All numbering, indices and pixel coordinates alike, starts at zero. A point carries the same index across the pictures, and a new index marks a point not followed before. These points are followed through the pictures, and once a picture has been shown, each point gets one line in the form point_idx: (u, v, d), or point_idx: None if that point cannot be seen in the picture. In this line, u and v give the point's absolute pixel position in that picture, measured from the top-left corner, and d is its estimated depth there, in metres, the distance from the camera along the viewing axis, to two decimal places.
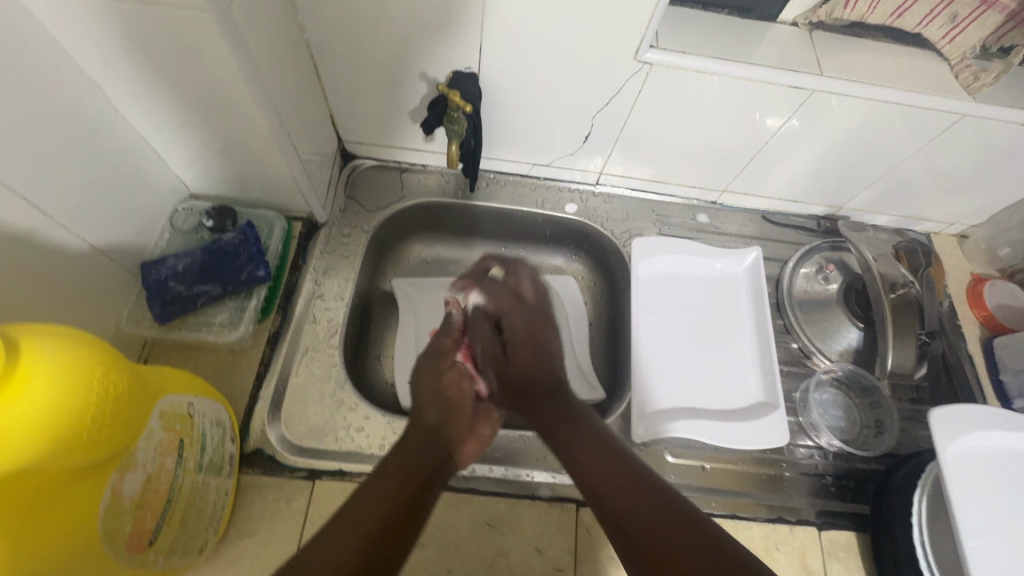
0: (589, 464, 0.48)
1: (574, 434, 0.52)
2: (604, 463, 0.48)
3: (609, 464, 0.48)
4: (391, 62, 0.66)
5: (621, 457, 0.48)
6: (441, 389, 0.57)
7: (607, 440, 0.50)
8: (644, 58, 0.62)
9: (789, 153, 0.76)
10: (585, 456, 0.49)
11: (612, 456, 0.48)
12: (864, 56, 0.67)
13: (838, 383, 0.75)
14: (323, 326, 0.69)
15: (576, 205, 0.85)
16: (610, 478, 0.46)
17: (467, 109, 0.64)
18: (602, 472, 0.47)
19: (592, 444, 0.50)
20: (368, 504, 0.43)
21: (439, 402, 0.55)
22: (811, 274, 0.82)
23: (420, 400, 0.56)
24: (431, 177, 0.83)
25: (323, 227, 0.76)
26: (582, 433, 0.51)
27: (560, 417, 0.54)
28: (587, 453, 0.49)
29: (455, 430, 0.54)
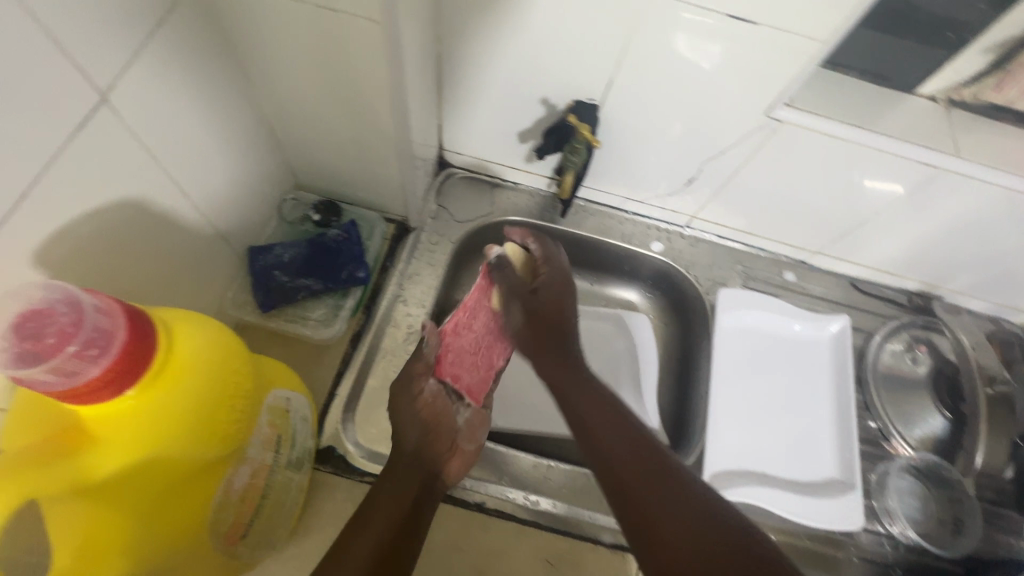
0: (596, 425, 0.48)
1: (598, 409, 0.49)
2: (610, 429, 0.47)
3: (641, 466, 0.44)
4: (515, 83, 0.65)
5: (628, 425, 0.47)
6: (416, 414, 0.53)
7: (625, 422, 0.48)
8: (776, 115, 0.60)
9: (898, 227, 0.73)
10: (612, 450, 0.46)
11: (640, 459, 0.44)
12: (1004, 141, 0.64)
13: (917, 472, 0.71)
14: (403, 331, 0.69)
15: (662, 244, 0.84)
16: (638, 483, 0.43)
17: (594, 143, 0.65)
18: (626, 468, 0.44)
19: (615, 437, 0.47)
20: (364, 543, 0.44)
21: (419, 424, 0.53)
22: (899, 351, 0.79)
23: (394, 423, 0.53)
24: (521, 196, 0.83)
25: (413, 232, 0.77)
26: (590, 402, 0.49)
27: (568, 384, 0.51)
28: (614, 444, 0.46)
29: (435, 453, 0.52)
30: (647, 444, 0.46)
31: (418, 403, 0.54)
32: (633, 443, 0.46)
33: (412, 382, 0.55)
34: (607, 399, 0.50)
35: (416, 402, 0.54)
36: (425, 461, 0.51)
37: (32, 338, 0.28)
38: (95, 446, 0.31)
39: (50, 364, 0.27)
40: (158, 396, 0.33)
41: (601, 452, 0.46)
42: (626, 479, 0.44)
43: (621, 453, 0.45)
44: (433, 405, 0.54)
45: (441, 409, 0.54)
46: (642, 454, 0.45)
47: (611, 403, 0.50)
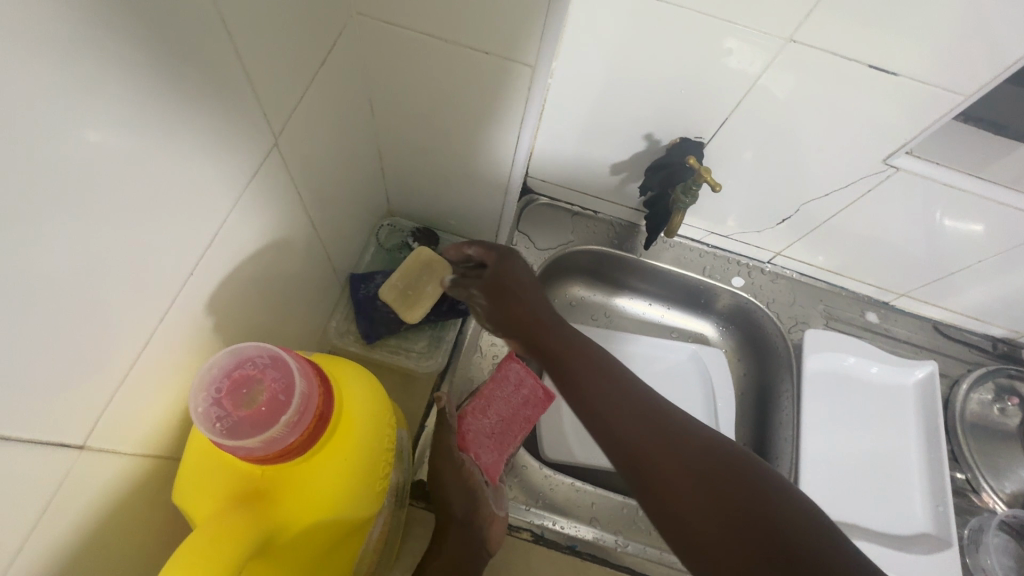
0: (601, 399, 0.42)
1: (581, 355, 0.46)
2: (619, 401, 0.42)
3: (633, 413, 0.41)
4: (620, 118, 0.65)
5: (639, 397, 0.42)
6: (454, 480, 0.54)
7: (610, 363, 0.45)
8: (893, 162, 0.60)
9: (995, 275, 0.72)
10: (601, 393, 0.42)
11: (629, 398, 0.41)
12: None
13: (1011, 529, 0.69)
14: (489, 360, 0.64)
15: (742, 280, 0.82)
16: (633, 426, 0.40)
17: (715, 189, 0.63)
18: (617, 411, 0.41)
19: (603, 381, 0.43)
20: None
21: (464, 491, 0.53)
22: (987, 401, 0.77)
23: (441, 486, 0.54)
24: (600, 225, 0.83)
25: None
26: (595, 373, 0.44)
27: (571, 359, 0.46)
28: (622, 414, 0.41)
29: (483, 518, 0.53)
30: (636, 391, 0.43)
31: (461, 472, 0.54)
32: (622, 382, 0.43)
33: (447, 453, 0.55)
34: (590, 346, 0.47)
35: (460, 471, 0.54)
36: (469, 526, 0.52)
37: (242, 406, 0.29)
38: (270, 505, 0.30)
39: (263, 435, 0.27)
40: (336, 461, 0.32)
41: (591, 397, 0.42)
42: (642, 457, 0.38)
43: (611, 397, 0.42)
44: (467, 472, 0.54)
45: (476, 482, 0.54)
46: (632, 391, 0.42)
47: (591, 348, 0.47)
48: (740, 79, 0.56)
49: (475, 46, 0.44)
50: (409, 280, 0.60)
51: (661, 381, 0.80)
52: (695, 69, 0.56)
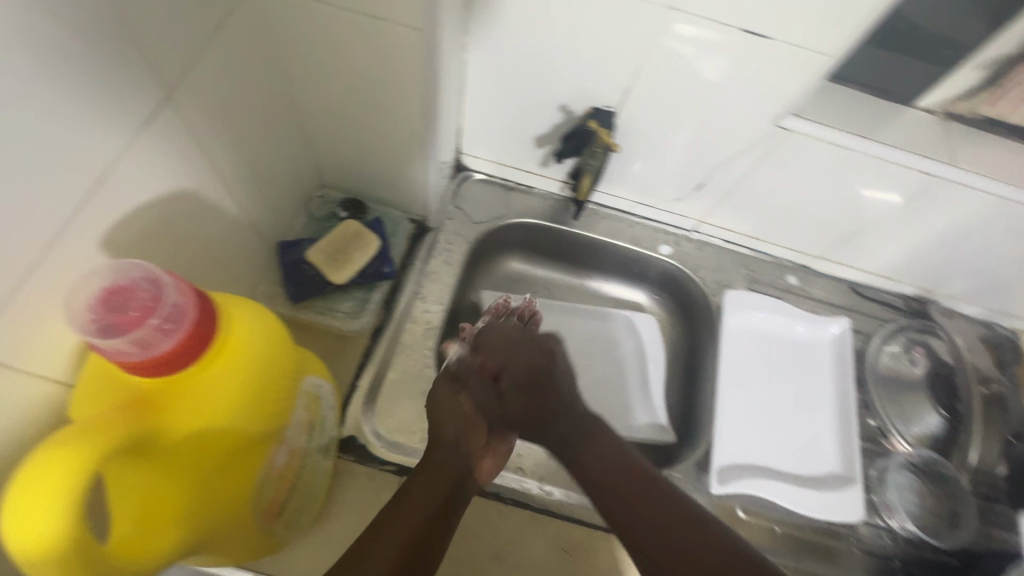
0: (597, 467, 0.53)
1: (593, 439, 0.55)
2: (611, 471, 0.52)
3: (623, 479, 0.51)
4: (533, 90, 0.69)
5: (627, 467, 0.52)
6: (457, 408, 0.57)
7: (621, 453, 0.53)
8: (783, 124, 0.64)
9: (896, 234, 0.77)
10: (612, 480, 0.51)
11: (631, 479, 0.51)
12: (998, 153, 0.67)
13: (915, 468, 0.74)
14: (421, 326, 0.73)
15: (670, 247, 0.87)
16: (635, 516, 0.48)
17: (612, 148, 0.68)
18: (614, 489, 0.51)
19: (605, 458, 0.53)
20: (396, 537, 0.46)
21: (459, 419, 0.57)
22: (898, 352, 0.82)
23: (437, 416, 0.57)
24: (534, 199, 0.87)
25: (430, 232, 0.80)
26: (593, 447, 0.54)
27: (572, 433, 0.56)
28: (611, 479, 0.51)
29: (474, 444, 0.57)
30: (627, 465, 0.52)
31: (461, 401, 0.58)
32: (630, 470, 0.52)
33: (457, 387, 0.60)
34: (597, 429, 0.56)
35: (458, 400, 0.58)
36: (467, 451, 0.55)
37: (115, 311, 0.31)
38: (149, 411, 0.34)
39: (133, 335, 0.30)
40: (214, 373, 0.36)
41: (602, 483, 0.52)
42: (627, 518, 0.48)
43: (617, 485, 0.51)
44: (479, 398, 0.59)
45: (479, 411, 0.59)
46: (637, 478, 0.51)
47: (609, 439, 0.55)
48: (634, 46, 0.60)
49: (366, 12, 0.47)
50: (338, 247, 0.63)
51: (595, 346, 0.84)
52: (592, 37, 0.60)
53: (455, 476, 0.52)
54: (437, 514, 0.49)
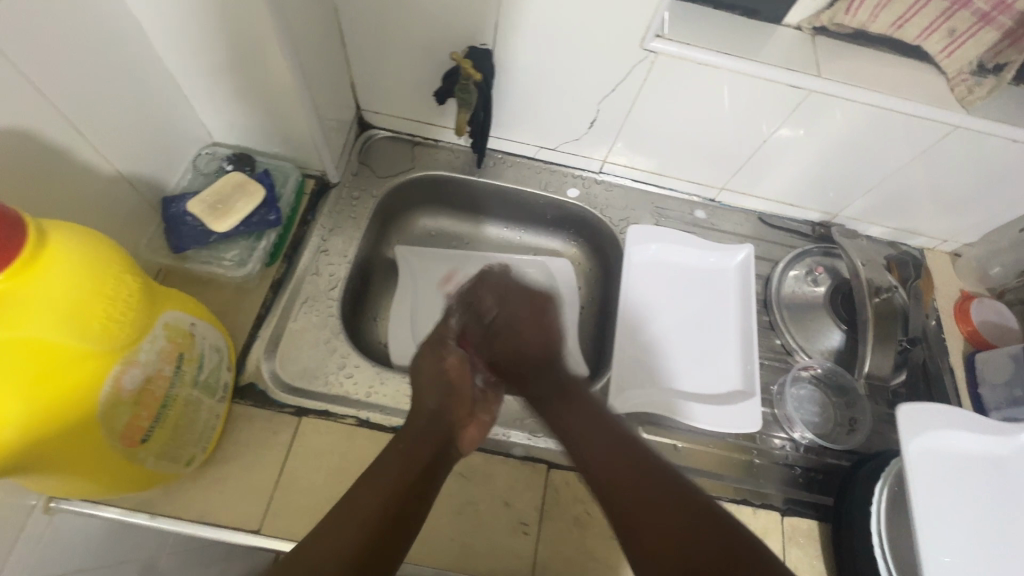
0: (578, 430, 0.54)
1: (579, 404, 0.57)
2: (597, 435, 0.52)
3: (604, 444, 0.51)
4: (409, 32, 0.70)
5: (610, 433, 0.52)
6: (441, 373, 0.64)
7: (607, 421, 0.54)
8: (649, 46, 0.65)
9: (785, 155, 0.79)
10: (603, 458, 0.50)
11: (607, 431, 0.52)
12: (865, 63, 0.69)
13: (818, 381, 0.76)
14: (324, 279, 0.75)
15: (577, 190, 0.88)
16: (618, 478, 0.47)
17: (477, 78, 0.70)
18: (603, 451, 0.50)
19: (589, 414, 0.55)
20: (359, 513, 0.46)
21: (442, 384, 0.63)
22: (800, 276, 0.85)
23: (421, 380, 0.63)
24: (442, 152, 0.88)
25: (333, 188, 0.81)
26: (581, 413, 0.56)
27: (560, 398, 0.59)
28: (597, 454, 0.51)
29: (455, 413, 0.61)
30: (614, 428, 0.53)
31: (444, 364, 0.65)
32: (620, 448, 0.50)
33: (441, 347, 0.67)
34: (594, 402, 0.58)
35: (442, 362, 0.65)
36: (450, 420, 0.60)
37: None
38: None
39: None
40: (27, 281, 0.37)
41: (587, 448, 0.52)
42: (609, 477, 0.48)
43: (603, 455, 0.50)
44: (461, 369, 0.65)
45: (462, 373, 0.65)
46: (627, 458, 0.48)
47: (588, 406, 0.56)
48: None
49: None
50: (221, 197, 0.64)
51: None
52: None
53: (431, 447, 0.55)
54: (410, 488, 0.50)
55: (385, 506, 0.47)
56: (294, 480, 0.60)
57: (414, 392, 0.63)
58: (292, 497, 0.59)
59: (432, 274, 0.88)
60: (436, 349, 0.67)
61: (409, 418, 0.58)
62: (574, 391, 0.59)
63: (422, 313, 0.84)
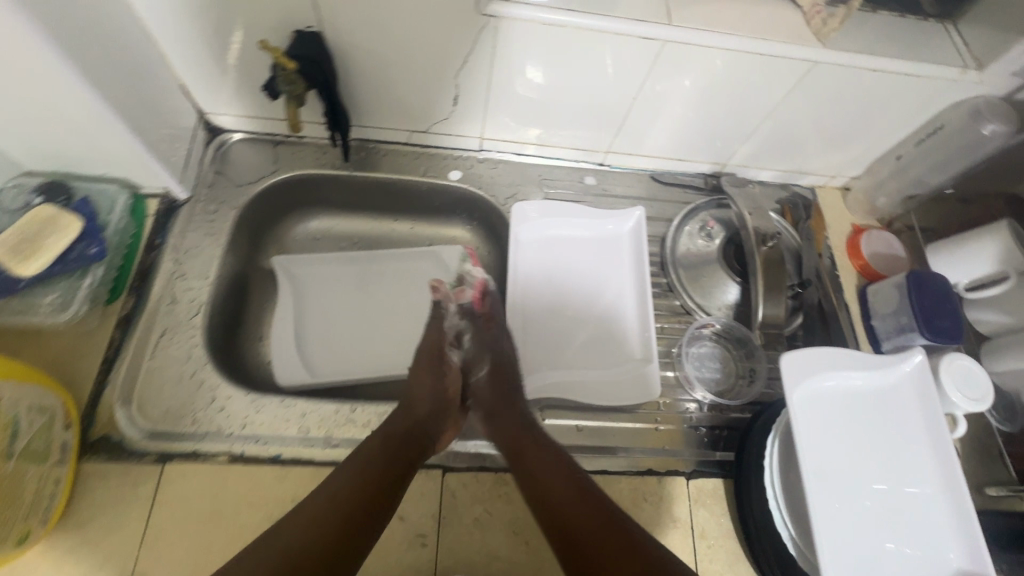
0: (528, 453, 0.58)
1: (511, 423, 0.61)
2: (543, 460, 0.57)
3: (553, 470, 0.56)
4: (225, 21, 0.62)
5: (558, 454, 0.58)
6: (440, 388, 0.64)
7: (551, 448, 0.58)
8: (486, 12, 0.60)
9: (661, 110, 0.76)
10: (549, 487, 0.54)
11: (538, 449, 0.58)
12: (721, 6, 0.66)
13: (717, 336, 0.76)
14: (183, 307, 0.68)
15: (460, 172, 0.83)
16: (563, 502, 0.53)
17: (292, 66, 0.62)
18: (547, 473, 0.56)
19: (520, 429, 0.60)
20: (303, 539, 0.48)
21: (438, 395, 0.63)
22: (694, 232, 0.84)
23: (415, 391, 0.63)
24: (307, 149, 0.81)
25: (185, 204, 0.74)
26: (515, 427, 0.61)
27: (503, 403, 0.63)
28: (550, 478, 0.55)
29: (444, 419, 0.62)
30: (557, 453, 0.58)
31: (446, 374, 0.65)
32: (567, 476, 0.55)
33: (443, 360, 0.66)
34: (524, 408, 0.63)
35: (444, 373, 0.65)
36: (436, 430, 0.61)
37: None
38: None
39: None
40: None
41: (536, 480, 0.55)
42: (556, 503, 0.53)
43: (551, 479, 0.55)
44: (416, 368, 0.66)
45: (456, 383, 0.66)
46: (575, 487, 0.54)
47: (536, 431, 0.60)
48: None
49: None
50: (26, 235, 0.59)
51: None
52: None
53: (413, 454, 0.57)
54: (372, 496, 0.52)
55: (326, 527, 0.49)
56: (162, 533, 0.55)
57: (403, 401, 0.62)
58: (158, 555, 0.54)
59: (317, 281, 0.83)
60: (435, 365, 0.65)
61: (392, 419, 0.59)
62: (535, 433, 0.60)
63: (308, 325, 0.79)
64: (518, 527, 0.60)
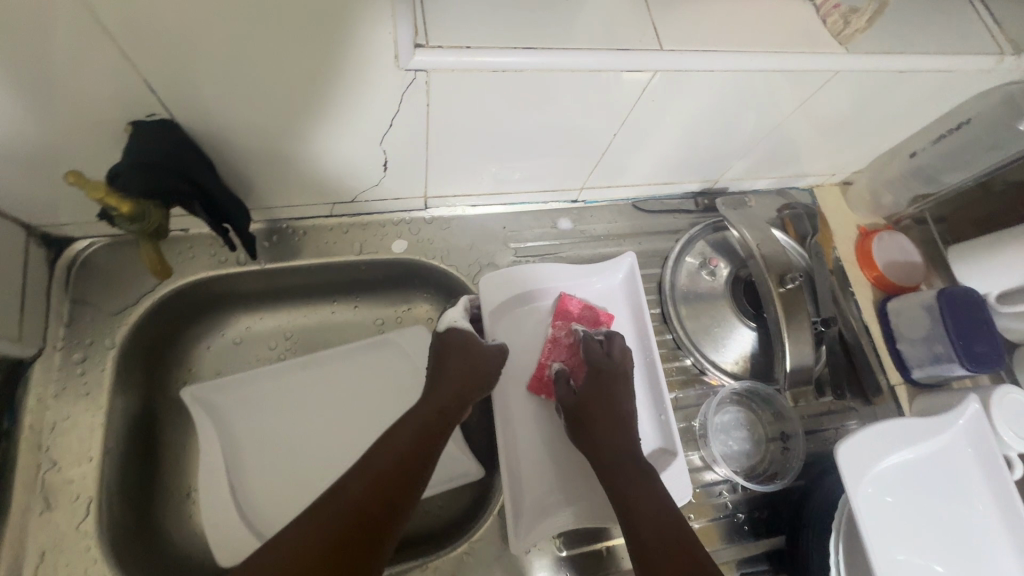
0: (625, 483, 0.53)
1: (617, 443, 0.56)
2: (642, 500, 0.51)
3: (654, 513, 0.50)
4: (20, 121, 0.41)
5: (660, 496, 0.52)
6: (477, 375, 0.57)
7: (672, 519, 0.50)
8: (412, 67, 0.43)
9: (644, 139, 0.61)
10: (647, 533, 0.49)
11: (644, 484, 0.53)
12: (715, 8, 0.51)
13: (739, 398, 0.66)
14: (64, 511, 0.50)
15: (405, 241, 0.67)
16: (657, 549, 0.48)
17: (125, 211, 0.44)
18: (647, 515, 0.50)
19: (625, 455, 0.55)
20: (368, 471, 0.48)
21: (475, 379, 0.57)
22: (695, 269, 0.72)
23: (448, 363, 0.57)
24: (198, 245, 0.62)
25: (37, 362, 0.54)
26: (629, 452, 0.55)
27: (599, 421, 0.57)
28: (645, 522, 0.50)
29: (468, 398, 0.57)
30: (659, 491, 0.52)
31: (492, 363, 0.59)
32: (671, 523, 0.50)
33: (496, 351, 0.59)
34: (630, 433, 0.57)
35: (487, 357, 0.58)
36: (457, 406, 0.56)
37: None
38: None
39: None
40: None
41: (632, 521, 0.50)
42: (652, 553, 0.48)
43: (661, 545, 0.48)
44: (464, 353, 0.58)
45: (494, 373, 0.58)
46: (679, 540, 0.48)
47: (653, 490, 0.52)
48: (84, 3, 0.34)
49: None
50: None
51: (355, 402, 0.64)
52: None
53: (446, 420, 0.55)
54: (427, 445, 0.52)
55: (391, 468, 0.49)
56: None
57: (439, 366, 0.58)
58: None
59: (248, 407, 0.65)
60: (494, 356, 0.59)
61: (441, 381, 0.57)
62: (640, 463, 0.55)
63: (247, 470, 0.62)
64: None
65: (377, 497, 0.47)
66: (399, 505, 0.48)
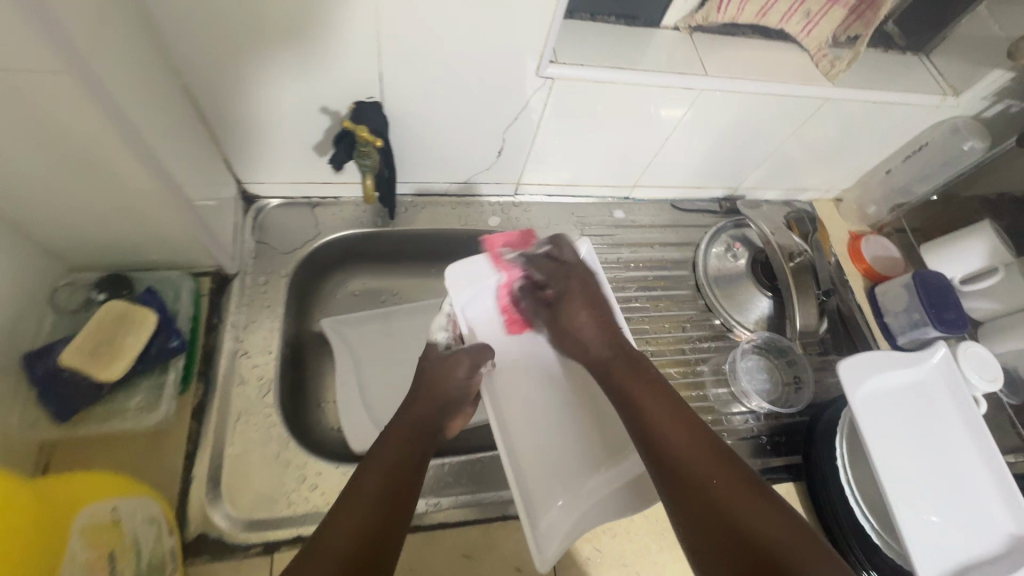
0: (628, 381, 0.62)
1: (599, 341, 0.67)
2: (639, 387, 0.61)
3: (655, 398, 0.60)
4: (282, 96, 0.62)
5: (657, 383, 0.62)
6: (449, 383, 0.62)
7: (669, 398, 0.60)
8: (545, 74, 0.64)
9: (685, 148, 0.82)
10: (655, 416, 0.58)
11: (640, 376, 0.63)
12: (741, 53, 0.73)
13: (760, 349, 0.82)
14: (253, 386, 0.66)
15: (498, 218, 0.86)
16: (663, 422, 0.58)
17: (377, 144, 0.64)
18: (646, 399, 0.60)
19: (615, 357, 0.65)
20: (365, 487, 0.51)
21: (453, 389, 0.62)
22: (722, 253, 0.90)
23: (423, 385, 0.62)
24: (345, 209, 0.81)
25: (234, 280, 0.71)
26: (621, 355, 0.65)
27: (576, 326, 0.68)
28: (648, 404, 0.60)
29: (446, 409, 0.62)
30: (653, 380, 0.62)
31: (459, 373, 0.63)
32: (669, 403, 0.59)
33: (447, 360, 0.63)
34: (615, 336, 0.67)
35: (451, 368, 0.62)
36: (434, 422, 0.61)
37: None
38: None
39: None
40: None
41: (636, 405, 0.60)
42: (658, 427, 0.58)
43: (669, 421, 0.58)
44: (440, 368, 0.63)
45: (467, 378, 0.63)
46: (680, 415, 0.58)
47: (649, 378, 0.62)
48: (367, 22, 0.55)
49: None
50: (102, 338, 0.58)
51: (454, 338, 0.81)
52: (312, 21, 0.55)
53: (424, 436, 0.59)
54: (415, 460, 0.56)
55: (384, 481, 0.52)
56: None
57: (417, 386, 0.63)
58: None
59: (369, 340, 0.82)
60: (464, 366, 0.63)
61: (414, 401, 0.61)
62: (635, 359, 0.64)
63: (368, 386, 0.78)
64: (627, 560, 0.64)
65: (382, 513, 0.50)
66: (400, 514, 0.51)
